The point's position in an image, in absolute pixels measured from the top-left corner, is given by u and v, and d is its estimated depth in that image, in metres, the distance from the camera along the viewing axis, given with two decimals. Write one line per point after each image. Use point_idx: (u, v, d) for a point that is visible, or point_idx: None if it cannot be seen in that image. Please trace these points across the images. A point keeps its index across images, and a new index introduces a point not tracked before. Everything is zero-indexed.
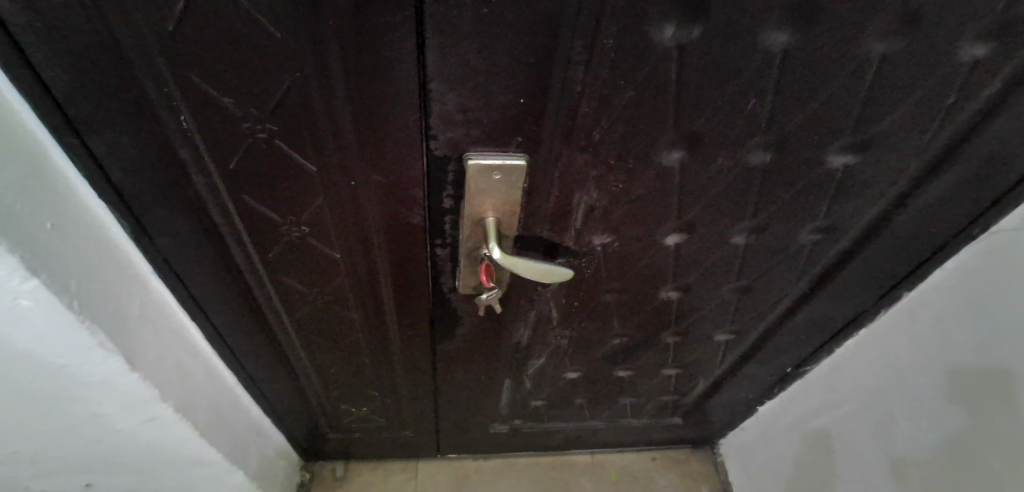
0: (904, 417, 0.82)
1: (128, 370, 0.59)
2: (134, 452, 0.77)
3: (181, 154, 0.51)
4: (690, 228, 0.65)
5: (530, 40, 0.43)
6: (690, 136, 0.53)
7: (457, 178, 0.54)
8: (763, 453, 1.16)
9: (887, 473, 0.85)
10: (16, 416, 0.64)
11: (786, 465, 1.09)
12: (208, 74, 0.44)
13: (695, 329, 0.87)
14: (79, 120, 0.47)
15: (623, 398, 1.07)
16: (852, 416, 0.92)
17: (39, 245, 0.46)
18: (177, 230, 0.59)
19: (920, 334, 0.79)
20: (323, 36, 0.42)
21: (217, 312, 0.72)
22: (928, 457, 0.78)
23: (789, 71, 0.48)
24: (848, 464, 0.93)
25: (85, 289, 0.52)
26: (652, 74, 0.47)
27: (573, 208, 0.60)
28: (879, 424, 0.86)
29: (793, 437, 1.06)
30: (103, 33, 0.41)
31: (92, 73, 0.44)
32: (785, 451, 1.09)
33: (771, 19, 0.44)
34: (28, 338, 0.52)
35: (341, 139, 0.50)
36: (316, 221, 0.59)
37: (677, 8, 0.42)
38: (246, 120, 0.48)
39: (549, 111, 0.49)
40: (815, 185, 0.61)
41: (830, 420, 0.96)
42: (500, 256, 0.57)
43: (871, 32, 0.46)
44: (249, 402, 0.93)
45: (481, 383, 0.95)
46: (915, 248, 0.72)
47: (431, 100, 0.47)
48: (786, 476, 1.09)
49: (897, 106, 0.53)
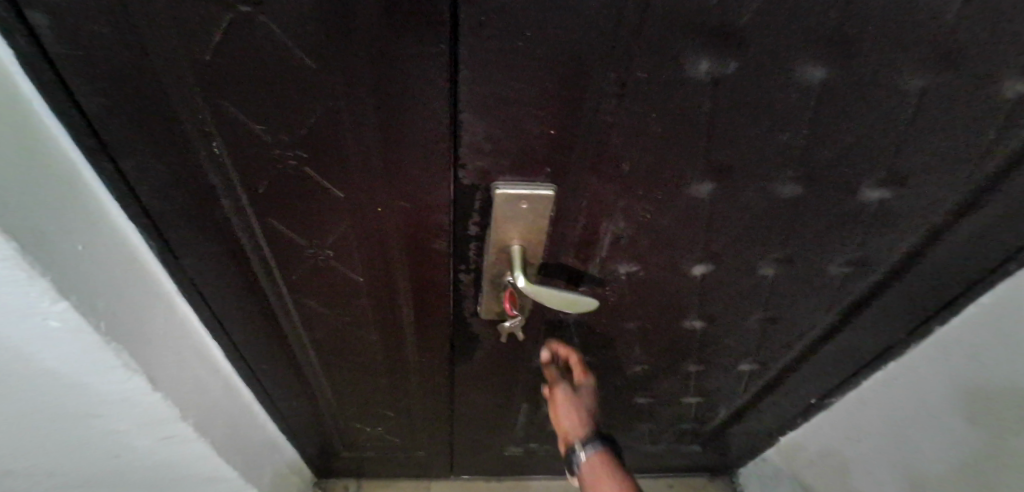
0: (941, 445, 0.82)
1: (150, 389, 0.59)
2: (151, 468, 0.77)
3: (211, 178, 0.51)
4: (717, 258, 0.64)
5: (563, 72, 0.43)
6: (721, 168, 0.52)
7: (483, 205, 0.54)
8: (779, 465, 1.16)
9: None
10: (38, 431, 0.64)
11: (804, 471, 1.11)
12: (241, 102, 0.44)
13: (718, 358, 0.85)
14: (113, 144, 0.47)
15: (642, 424, 1.05)
16: (879, 438, 0.92)
17: (70, 268, 0.46)
18: (203, 251, 0.59)
19: (957, 372, 0.77)
20: (357, 67, 0.42)
21: (238, 330, 0.72)
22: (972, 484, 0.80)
23: (824, 105, 0.47)
24: (876, 477, 0.95)
25: (112, 310, 0.52)
26: (684, 107, 0.46)
27: (599, 237, 0.59)
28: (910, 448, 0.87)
29: (813, 451, 1.06)
30: (140, 63, 0.42)
31: (127, 100, 0.44)
32: (804, 462, 1.10)
33: (809, 54, 0.43)
34: (55, 356, 0.52)
35: (370, 167, 0.50)
36: (341, 245, 0.59)
37: (713, 43, 0.42)
38: (276, 146, 0.48)
39: (578, 141, 0.49)
40: (846, 219, 0.60)
41: (854, 440, 0.96)
42: (523, 285, 0.58)
43: (911, 67, 0.45)
44: (266, 418, 0.93)
45: (498, 405, 0.94)
46: (948, 283, 0.70)
47: (461, 129, 0.47)
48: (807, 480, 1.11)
49: (935, 141, 0.52)
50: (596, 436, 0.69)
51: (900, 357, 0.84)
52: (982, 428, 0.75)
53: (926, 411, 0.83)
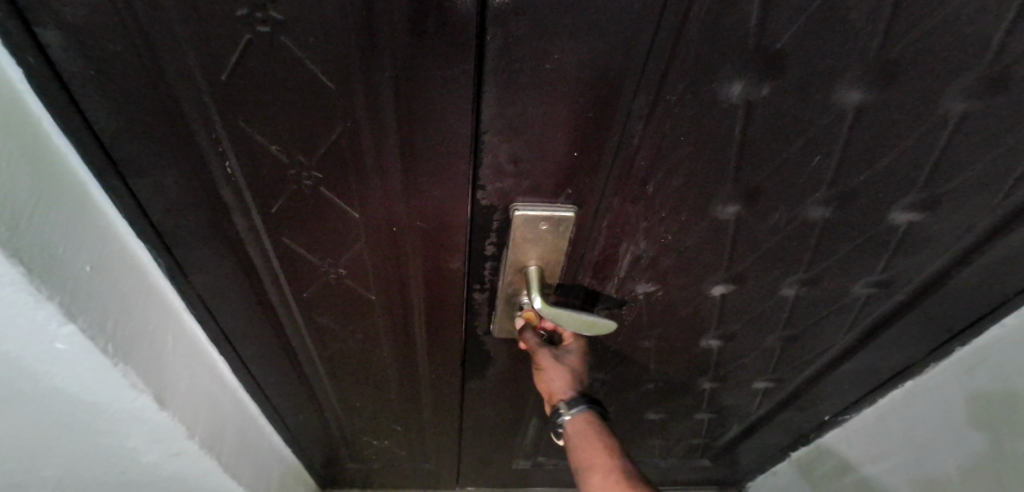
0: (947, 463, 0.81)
1: (158, 408, 0.58)
2: (156, 483, 0.75)
3: (223, 197, 0.49)
4: (739, 279, 0.62)
5: (591, 93, 0.42)
6: (750, 191, 0.51)
7: (502, 226, 0.53)
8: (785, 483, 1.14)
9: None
10: (43, 447, 0.62)
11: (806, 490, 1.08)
12: (258, 121, 0.43)
13: (733, 375, 0.83)
14: (125, 162, 0.46)
15: (653, 439, 1.03)
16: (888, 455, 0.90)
17: (78, 290, 0.45)
18: (214, 268, 0.58)
19: (979, 393, 0.75)
20: (379, 88, 0.41)
21: (246, 345, 0.70)
22: None
23: (860, 128, 0.46)
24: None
25: (121, 330, 0.50)
26: (715, 129, 0.45)
27: (618, 257, 0.58)
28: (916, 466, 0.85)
29: (822, 472, 1.04)
30: (155, 81, 0.40)
31: (140, 119, 0.43)
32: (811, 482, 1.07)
33: (847, 77, 0.42)
34: (62, 377, 0.51)
35: (387, 187, 0.48)
36: (354, 264, 0.57)
37: (748, 65, 0.41)
38: (292, 166, 0.47)
39: (604, 162, 0.47)
40: (874, 241, 0.58)
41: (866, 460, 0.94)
42: (541, 307, 0.56)
43: (951, 91, 0.44)
44: (272, 431, 0.91)
45: (508, 419, 0.93)
46: (973, 306, 0.68)
47: (484, 151, 0.45)
48: None
49: (970, 165, 0.50)
50: (581, 395, 0.64)
51: (920, 374, 0.82)
52: (994, 449, 0.75)
53: (944, 433, 0.81)
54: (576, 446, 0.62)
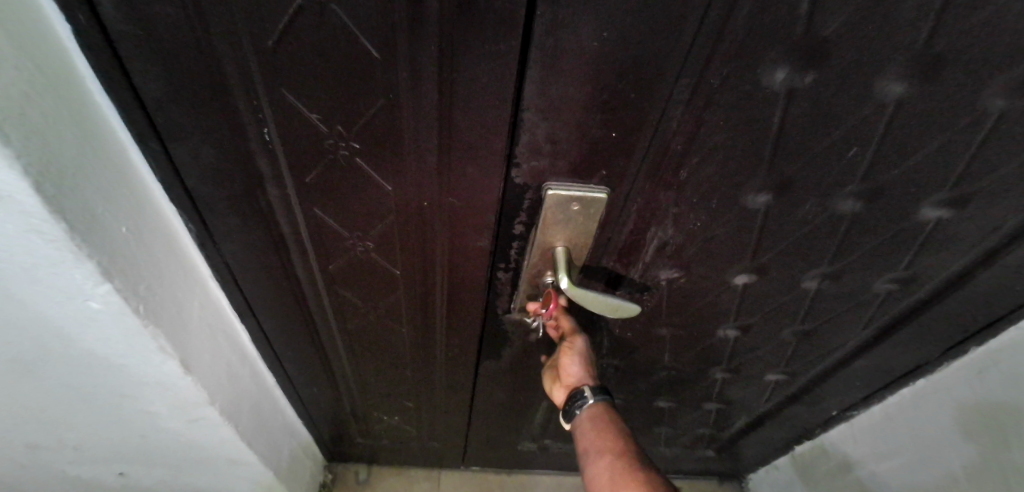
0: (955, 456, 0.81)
1: (184, 373, 0.59)
2: (174, 449, 0.77)
3: (259, 167, 0.50)
4: (762, 269, 0.63)
5: (634, 75, 0.41)
6: (782, 181, 0.51)
7: (532, 206, 0.53)
8: (787, 475, 1.15)
9: None
10: (68, 407, 0.63)
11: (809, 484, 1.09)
12: (299, 90, 0.43)
13: (746, 367, 0.84)
14: (164, 126, 0.46)
15: (660, 427, 1.04)
16: (894, 452, 0.90)
17: (115, 251, 0.46)
18: (242, 237, 0.58)
19: (989, 392, 0.75)
20: (423, 63, 0.41)
21: (268, 315, 0.71)
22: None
23: (899, 121, 0.46)
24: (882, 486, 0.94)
25: (152, 294, 0.51)
26: (754, 116, 0.45)
27: (645, 243, 0.58)
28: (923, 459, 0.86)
29: (826, 467, 1.05)
30: (201, 46, 0.40)
31: (183, 84, 0.43)
32: (814, 476, 1.08)
33: (890, 69, 0.42)
34: (93, 337, 0.52)
35: (421, 162, 0.48)
36: (382, 238, 0.58)
37: (794, 52, 0.40)
38: (330, 137, 0.47)
39: (639, 147, 0.47)
40: (901, 236, 0.58)
41: (871, 456, 0.95)
42: (568, 287, 0.56)
43: (993, 88, 0.43)
44: (285, 403, 0.92)
45: (519, 401, 0.94)
46: (992, 308, 0.68)
47: (522, 129, 0.45)
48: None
49: (1006, 164, 0.50)
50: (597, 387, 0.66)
51: (931, 375, 0.82)
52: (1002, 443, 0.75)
53: (958, 429, 0.80)
54: (586, 435, 0.63)
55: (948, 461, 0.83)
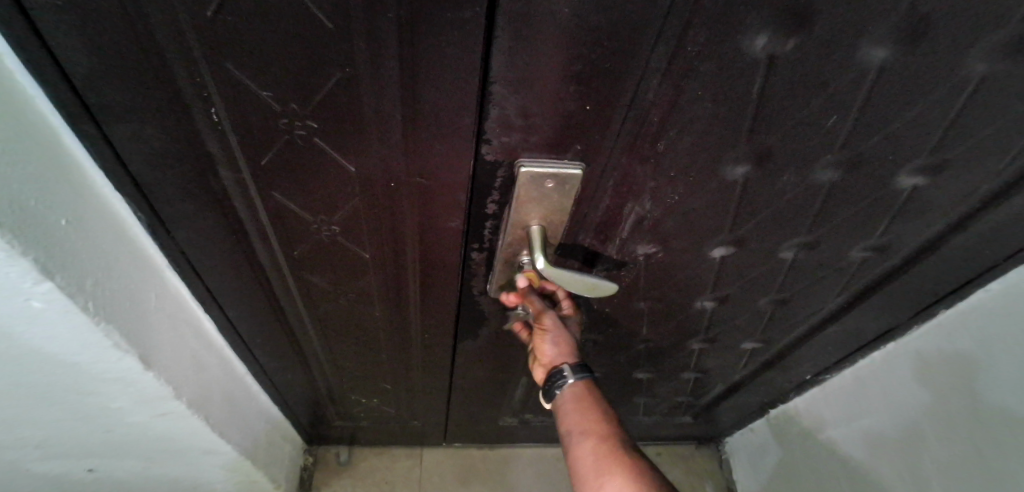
0: (913, 412, 0.84)
1: (144, 369, 0.56)
2: (143, 442, 0.74)
3: (210, 149, 0.46)
4: (740, 242, 0.62)
5: (609, 43, 0.39)
6: (761, 152, 0.50)
7: (505, 184, 0.51)
8: (762, 437, 1.19)
9: (885, 456, 0.89)
10: (22, 408, 0.60)
11: (782, 445, 1.13)
12: (246, 65, 0.40)
13: (723, 337, 0.84)
14: (101, 109, 0.42)
15: (639, 397, 1.05)
16: (862, 413, 0.92)
17: (54, 245, 0.42)
18: (198, 223, 0.55)
19: (956, 353, 0.77)
20: (380, 34, 0.37)
21: (232, 302, 0.68)
22: (931, 446, 0.81)
23: (881, 87, 0.44)
24: (845, 444, 0.96)
25: (102, 289, 0.48)
26: (734, 84, 0.43)
27: (622, 217, 0.56)
28: (885, 417, 0.88)
29: (800, 428, 1.07)
30: (132, 19, 0.36)
31: (117, 62, 0.39)
32: (787, 438, 1.11)
33: (874, 34, 0.40)
34: (39, 337, 0.48)
35: (385, 141, 0.46)
36: (348, 221, 0.55)
37: (777, 17, 0.38)
38: (284, 115, 0.44)
39: (615, 119, 0.45)
40: (878, 204, 0.58)
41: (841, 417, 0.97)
42: (544, 266, 0.54)
43: (977, 51, 0.42)
44: (258, 390, 0.90)
45: (498, 377, 0.93)
46: (963, 271, 0.69)
47: (491, 102, 0.43)
48: (780, 452, 1.13)
49: (981, 129, 0.50)
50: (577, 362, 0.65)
51: (903, 337, 0.84)
52: (957, 399, 0.77)
53: (921, 387, 0.82)
54: (568, 413, 0.63)
55: (906, 418, 0.85)
